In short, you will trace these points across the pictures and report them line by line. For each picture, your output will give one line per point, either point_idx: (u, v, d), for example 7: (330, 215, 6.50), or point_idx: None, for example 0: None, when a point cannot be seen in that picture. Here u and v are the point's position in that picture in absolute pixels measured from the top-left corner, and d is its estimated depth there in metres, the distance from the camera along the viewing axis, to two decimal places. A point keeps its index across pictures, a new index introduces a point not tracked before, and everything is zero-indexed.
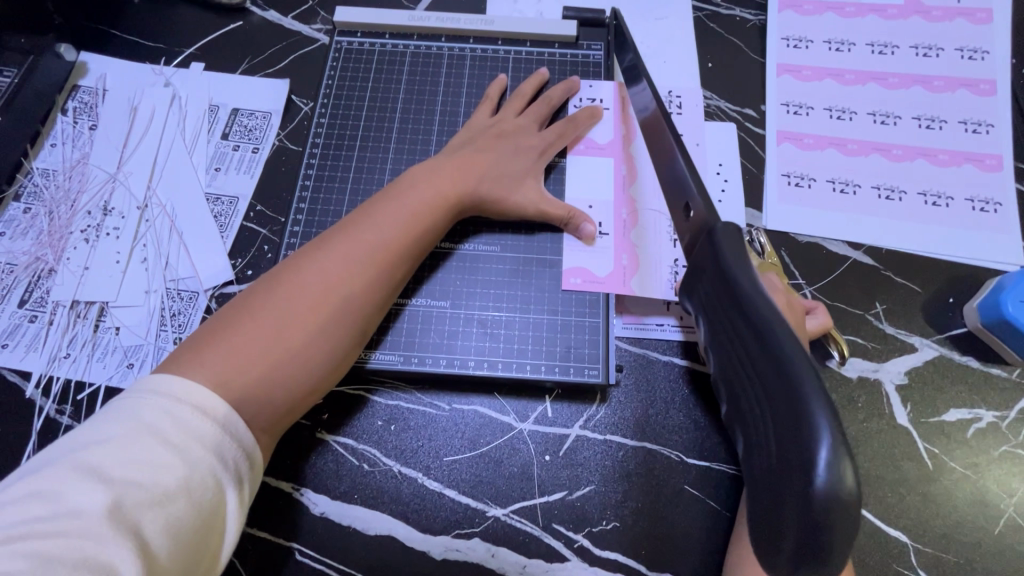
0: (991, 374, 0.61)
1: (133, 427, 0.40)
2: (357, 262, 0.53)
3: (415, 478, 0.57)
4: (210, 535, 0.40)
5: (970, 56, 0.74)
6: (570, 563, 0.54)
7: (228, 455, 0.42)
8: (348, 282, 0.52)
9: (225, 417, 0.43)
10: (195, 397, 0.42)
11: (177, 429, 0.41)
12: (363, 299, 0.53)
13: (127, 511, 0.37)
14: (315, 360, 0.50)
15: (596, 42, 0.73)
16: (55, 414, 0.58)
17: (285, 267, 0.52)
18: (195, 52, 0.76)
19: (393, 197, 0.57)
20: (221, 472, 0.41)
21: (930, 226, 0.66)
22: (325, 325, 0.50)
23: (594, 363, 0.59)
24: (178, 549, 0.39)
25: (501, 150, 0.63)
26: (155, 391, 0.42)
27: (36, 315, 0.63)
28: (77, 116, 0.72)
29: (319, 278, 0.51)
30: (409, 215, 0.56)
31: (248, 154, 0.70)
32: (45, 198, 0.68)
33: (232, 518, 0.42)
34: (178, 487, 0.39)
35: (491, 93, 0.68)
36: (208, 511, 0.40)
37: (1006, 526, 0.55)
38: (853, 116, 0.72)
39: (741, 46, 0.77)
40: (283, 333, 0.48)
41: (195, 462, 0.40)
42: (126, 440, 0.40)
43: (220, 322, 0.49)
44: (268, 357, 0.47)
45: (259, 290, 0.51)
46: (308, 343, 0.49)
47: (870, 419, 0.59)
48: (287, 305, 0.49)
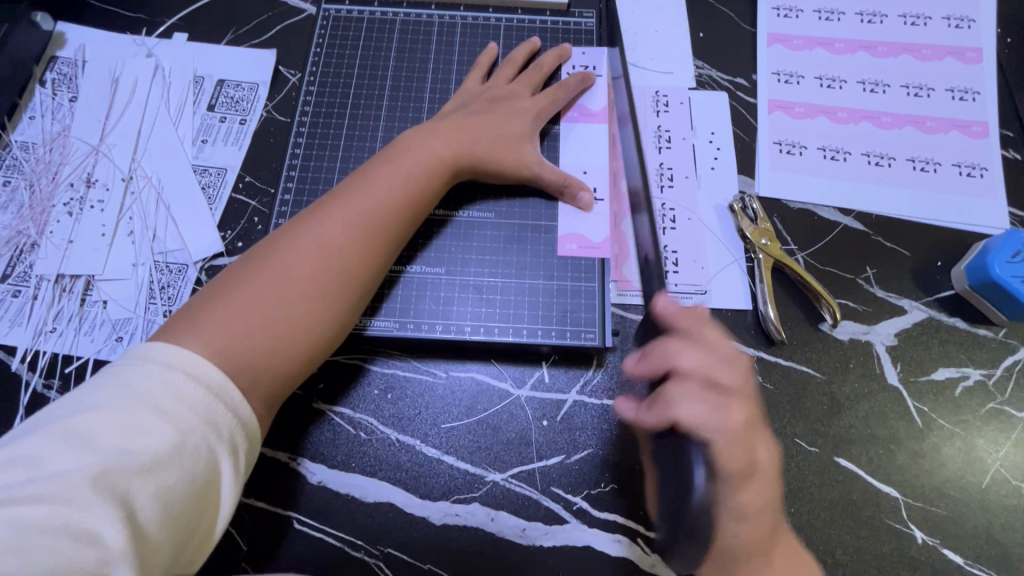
0: (978, 334, 0.62)
1: (124, 394, 0.39)
2: (353, 229, 0.52)
3: (412, 446, 0.56)
4: (201, 503, 0.40)
5: (957, 25, 0.75)
6: (569, 525, 0.54)
7: (220, 423, 0.41)
8: (346, 249, 0.51)
9: (218, 385, 0.42)
10: (187, 364, 0.42)
11: (169, 396, 0.40)
12: (361, 266, 0.52)
13: (114, 478, 0.37)
14: (316, 327, 0.49)
15: (588, 10, 0.72)
16: (42, 388, 0.57)
17: (279, 235, 0.52)
18: (178, 23, 0.75)
19: (387, 163, 0.56)
20: (214, 440, 0.40)
21: (918, 192, 0.67)
22: (323, 292, 0.50)
23: (590, 327, 0.59)
24: (168, 516, 0.38)
25: (494, 115, 0.62)
26: (146, 357, 0.41)
27: (20, 290, 0.61)
28: (56, 87, 0.70)
29: (315, 245, 0.50)
30: (404, 182, 0.55)
31: (235, 126, 0.69)
32: (25, 171, 0.67)
33: (225, 487, 0.41)
34: (167, 455, 0.38)
35: (482, 62, 0.67)
36: (200, 479, 0.39)
37: (993, 480, 0.57)
38: (842, 84, 0.72)
39: (732, 15, 0.77)
40: (281, 300, 0.48)
41: (186, 429, 0.39)
42: (114, 407, 0.39)
43: (215, 290, 0.48)
44: (267, 323, 0.47)
45: (254, 258, 0.50)
46: (307, 310, 0.49)
47: (861, 380, 0.60)
48: (284, 272, 0.49)
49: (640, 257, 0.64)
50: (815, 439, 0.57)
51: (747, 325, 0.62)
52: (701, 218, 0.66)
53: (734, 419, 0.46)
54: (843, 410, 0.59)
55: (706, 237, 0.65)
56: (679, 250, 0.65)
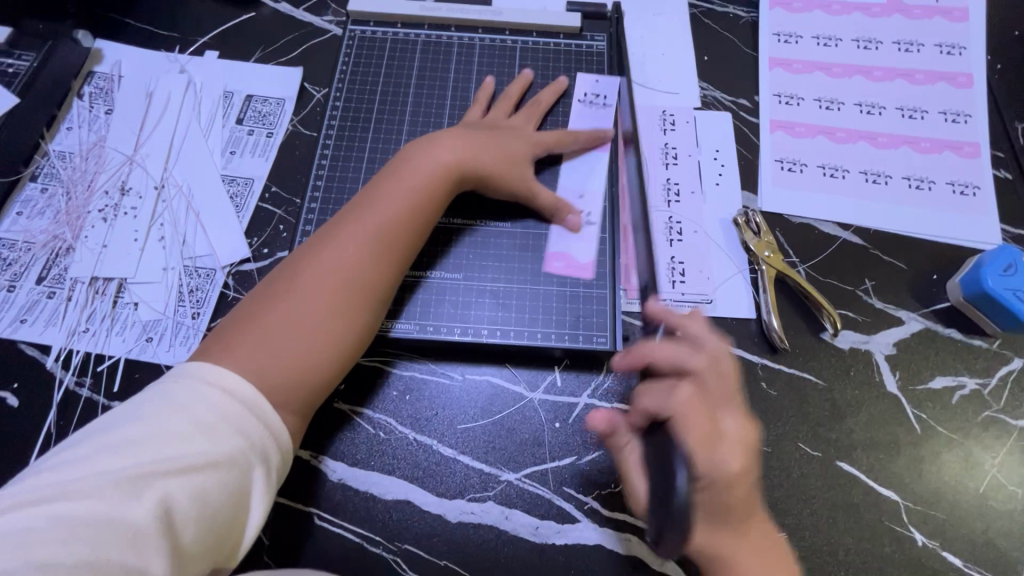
0: (973, 345, 0.64)
1: (168, 406, 0.42)
2: (365, 246, 0.54)
3: (429, 445, 0.59)
4: (233, 507, 0.42)
5: (949, 52, 0.79)
6: (581, 524, 0.56)
7: (256, 437, 0.44)
8: (360, 269, 0.53)
9: (249, 397, 0.44)
10: (224, 381, 0.44)
11: (207, 410, 0.42)
12: (378, 282, 0.54)
13: (152, 480, 0.39)
14: (338, 343, 0.51)
15: (599, 34, 0.76)
16: (75, 385, 0.60)
17: (293, 261, 0.54)
18: (210, 41, 0.79)
19: (391, 183, 0.58)
20: (245, 448, 0.43)
21: (914, 208, 0.70)
22: (341, 309, 0.52)
23: (601, 331, 0.61)
24: (201, 517, 0.41)
25: (496, 137, 0.65)
26: (190, 373, 0.44)
27: (55, 291, 0.64)
28: (93, 100, 0.74)
29: (330, 268, 0.53)
30: (408, 198, 0.57)
31: (263, 139, 0.73)
32: (62, 179, 0.70)
33: (256, 497, 0.43)
34: (202, 461, 0.41)
35: (480, 96, 0.71)
36: (233, 490, 0.42)
37: (990, 485, 0.59)
38: (840, 106, 0.76)
39: (735, 40, 0.81)
40: (303, 321, 0.50)
41: (219, 438, 0.42)
42: (158, 419, 0.42)
43: (237, 319, 0.50)
44: (292, 344, 0.49)
45: (271, 287, 0.52)
46: (329, 327, 0.51)
47: (862, 388, 0.62)
48: (304, 296, 0.51)
49: None
50: (818, 444, 0.60)
51: (751, 333, 0.64)
52: (706, 231, 0.69)
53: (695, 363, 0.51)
54: (844, 416, 0.61)
55: (711, 249, 0.68)
56: (685, 259, 0.68)
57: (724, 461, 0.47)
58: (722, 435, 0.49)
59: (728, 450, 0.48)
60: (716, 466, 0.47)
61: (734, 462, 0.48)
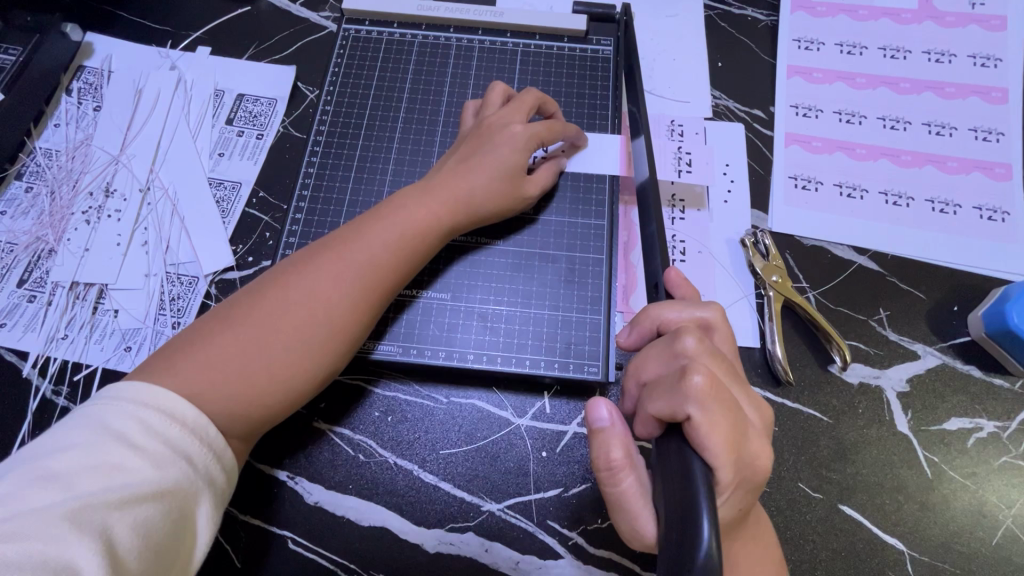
0: (993, 384, 0.60)
1: (97, 431, 0.40)
2: (345, 284, 0.51)
3: (410, 470, 0.56)
4: (179, 536, 0.41)
5: (982, 64, 0.73)
6: (563, 560, 0.54)
7: (197, 458, 0.42)
8: (334, 303, 0.50)
9: (194, 422, 0.43)
10: (164, 402, 0.42)
11: (143, 433, 0.41)
12: (349, 320, 0.51)
13: (91, 512, 0.37)
14: (292, 380, 0.48)
15: (606, 37, 0.72)
16: (52, 394, 0.58)
17: (272, 279, 0.51)
18: (202, 37, 0.76)
19: (383, 216, 0.55)
20: (191, 474, 0.42)
21: (936, 233, 0.66)
22: (305, 345, 0.49)
23: (594, 360, 0.58)
24: (147, 549, 0.38)
25: (488, 151, 0.58)
26: (120, 397, 0.42)
27: (35, 295, 0.62)
28: (81, 96, 0.72)
29: (302, 298, 0.50)
30: (388, 232, 0.54)
31: (252, 140, 0.70)
32: (47, 178, 0.68)
33: (202, 519, 0.42)
34: (146, 490, 0.39)
35: (525, 99, 0.62)
36: (178, 512, 0.40)
37: (1005, 537, 0.55)
38: (862, 119, 0.71)
39: (752, 46, 0.76)
40: (263, 350, 0.48)
41: (162, 464, 0.40)
42: (89, 444, 0.39)
43: (196, 332, 0.48)
44: (243, 373, 0.47)
45: (239, 303, 0.50)
46: (286, 363, 0.48)
47: (870, 426, 0.58)
48: (268, 323, 0.48)
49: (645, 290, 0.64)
50: (819, 485, 0.56)
51: (754, 363, 0.61)
52: (711, 251, 0.66)
53: (697, 390, 0.40)
54: (849, 455, 0.57)
55: (715, 271, 0.65)
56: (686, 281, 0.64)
57: (745, 457, 0.42)
58: (742, 421, 0.42)
59: (751, 441, 0.42)
60: (740, 466, 0.41)
61: (753, 452, 0.42)
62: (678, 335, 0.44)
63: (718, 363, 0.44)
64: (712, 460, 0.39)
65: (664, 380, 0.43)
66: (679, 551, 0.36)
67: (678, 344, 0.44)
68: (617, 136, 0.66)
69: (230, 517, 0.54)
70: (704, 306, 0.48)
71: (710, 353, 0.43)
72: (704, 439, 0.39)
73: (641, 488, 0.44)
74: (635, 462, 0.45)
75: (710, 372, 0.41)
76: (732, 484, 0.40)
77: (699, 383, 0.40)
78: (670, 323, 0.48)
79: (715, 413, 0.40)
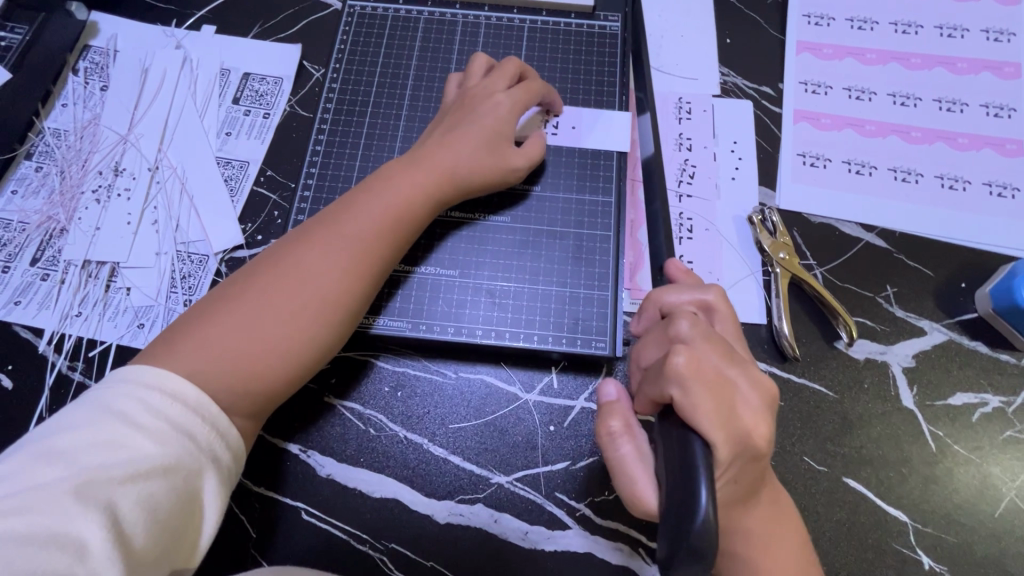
0: (999, 359, 0.60)
1: (101, 411, 0.41)
2: (338, 260, 0.51)
3: (420, 444, 0.57)
4: (186, 511, 0.41)
5: (996, 38, 0.72)
6: (572, 531, 0.55)
7: (199, 435, 0.43)
8: (328, 279, 0.51)
9: (195, 400, 0.44)
10: (165, 382, 0.43)
11: (145, 412, 0.42)
12: (343, 295, 0.51)
13: (96, 489, 0.38)
14: (292, 354, 0.49)
15: (614, 13, 0.72)
16: (67, 370, 0.59)
17: (263, 260, 0.52)
18: (207, 15, 0.76)
19: (369, 190, 0.55)
20: (194, 450, 0.42)
21: (945, 210, 0.66)
22: (301, 319, 0.49)
23: (601, 336, 0.58)
24: (153, 523, 0.39)
25: (471, 123, 0.58)
26: (124, 377, 0.43)
27: (48, 274, 0.63)
28: (88, 76, 0.72)
29: (294, 276, 0.50)
30: (377, 208, 0.54)
31: (259, 120, 0.70)
32: (57, 158, 0.68)
33: (208, 494, 0.43)
34: (149, 466, 0.40)
35: (506, 69, 0.62)
36: (183, 487, 0.41)
37: (1008, 509, 0.56)
38: (872, 96, 0.70)
39: (762, 22, 0.75)
40: (260, 326, 0.48)
41: (165, 441, 0.41)
42: (93, 423, 0.40)
43: (192, 316, 0.49)
44: (244, 350, 0.47)
45: (231, 286, 0.50)
46: (285, 338, 0.49)
47: (875, 401, 0.59)
48: (263, 302, 0.49)
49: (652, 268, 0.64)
50: (824, 458, 0.57)
51: (760, 339, 0.61)
52: (719, 229, 0.66)
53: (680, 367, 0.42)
54: (854, 430, 0.58)
55: (722, 248, 0.65)
56: (694, 259, 0.64)
57: (741, 431, 0.42)
58: (734, 398, 0.43)
59: (744, 417, 0.43)
60: (735, 442, 0.41)
61: (751, 427, 0.43)
62: (673, 320, 0.46)
63: (720, 348, 0.44)
64: (707, 436, 0.40)
65: (655, 365, 0.45)
66: (681, 516, 0.37)
67: (672, 328, 0.45)
68: (625, 113, 0.66)
69: (245, 488, 0.56)
70: (705, 288, 0.50)
71: (704, 335, 0.44)
72: (692, 417, 0.40)
73: (639, 458, 0.45)
74: (635, 432, 0.47)
75: (695, 355, 0.42)
76: (727, 462, 0.41)
77: (681, 363, 0.42)
78: (670, 306, 0.50)
79: (697, 394, 0.41)
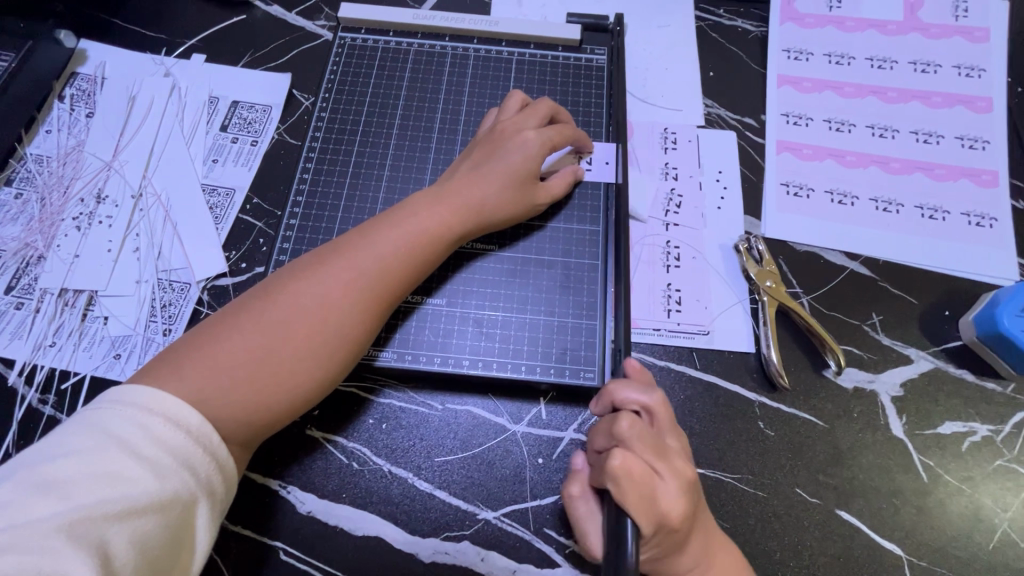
0: (985, 388, 0.60)
1: (100, 438, 0.39)
2: (355, 291, 0.51)
3: (404, 479, 0.56)
4: (177, 548, 0.40)
5: (967, 74, 0.75)
6: (561, 569, 0.53)
7: (199, 467, 0.41)
8: (343, 310, 0.50)
9: (198, 430, 0.42)
10: (168, 409, 0.42)
11: (145, 441, 0.40)
12: (356, 327, 0.50)
13: (90, 524, 0.37)
14: (296, 385, 0.48)
15: (600, 47, 0.73)
16: (37, 403, 0.57)
17: (278, 283, 0.51)
18: (197, 44, 0.76)
19: (393, 222, 0.54)
20: (192, 484, 0.41)
21: (926, 238, 0.67)
22: (311, 351, 0.48)
23: (590, 365, 0.57)
24: (144, 561, 0.38)
25: (498, 157, 0.59)
26: (125, 401, 0.41)
27: (23, 302, 0.62)
28: (74, 103, 0.72)
29: (309, 304, 0.49)
30: (398, 239, 0.53)
31: (246, 147, 0.70)
32: (38, 184, 0.67)
33: (201, 530, 0.41)
34: (146, 502, 0.38)
35: (538, 107, 0.62)
36: (177, 523, 0.40)
37: (1001, 541, 0.55)
38: (852, 128, 0.72)
39: (742, 56, 0.78)
40: (271, 354, 0.47)
41: (164, 475, 0.39)
42: (91, 451, 0.39)
43: (199, 336, 0.48)
44: (250, 377, 0.46)
45: (243, 307, 0.49)
46: (292, 367, 0.47)
47: (865, 431, 0.58)
48: (276, 328, 0.48)
49: (641, 297, 0.64)
50: (817, 490, 0.56)
51: (749, 368, 0.61)
52: (706, 257, 0.66)
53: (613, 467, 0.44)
54: (845, 460, 0.57)
55: (710, 276, 0.65)
56: (682, 287, 0.64)
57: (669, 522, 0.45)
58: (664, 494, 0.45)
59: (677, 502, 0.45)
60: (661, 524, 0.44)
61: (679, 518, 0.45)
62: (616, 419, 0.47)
63: (657, 444, 0.46)
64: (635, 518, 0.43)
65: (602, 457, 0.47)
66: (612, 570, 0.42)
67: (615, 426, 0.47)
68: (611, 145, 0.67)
69: (220, 527, 0.53)
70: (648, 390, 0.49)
71: (640, 435, 0.46)
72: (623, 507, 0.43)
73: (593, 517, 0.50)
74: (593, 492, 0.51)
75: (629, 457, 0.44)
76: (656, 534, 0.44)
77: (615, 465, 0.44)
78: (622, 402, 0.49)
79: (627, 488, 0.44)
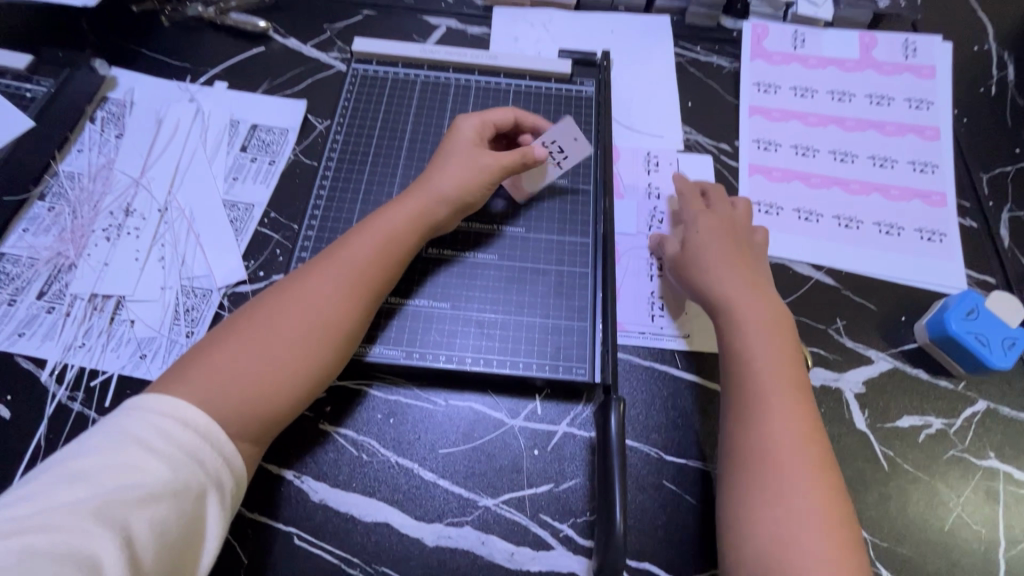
0: (939, 385, 0.67)
1: (120, 437, 0.44)
2: (336, 283, 0.56)
3: (410, 469, 0.60)
4: (190, 535, 0.44)
5: (917, 106, 0.84)
6: (555, 551, 0.57)
7: (207, 462, 0.46)
8: (327, 301, 0.55)
9: (204, 428, 0.47)
10: (178, 411, 0.46)
11: (159, 438, 0.45)
12: (341, 314, 0.55)
13: (111, 511, 0.41)
14: (298, 371, 0.52)
15: (588, 80, 0.81)
16: (67, 400, 0.61)
17: (267, 294, 0.56)
18: (220, 73, 0.83)
19: (365, 226, 0.61)
20: (201, 476, 0.45)
21: (883, 251, 0.74)
22: (303, 340, 0.53)
23: (581, 363, 0.63)
24: (158, 547, 0.42)
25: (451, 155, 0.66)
26: (142, 406, 0.47)
27: (54, 307, 0.66)
28: (104, 124, 0.77)
29: (297, 303, 0.54)
30: (372, 236, 0.59)
31: (265, 166, 0.76)
32: (69, 198, 0.72)
33: (211, 519, 0.45)
34: (160, 490, 0.43)
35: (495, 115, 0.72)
36: (189, 512, 0.44)
37: (955, 524, 0.60)
38: (815, 153, 0.80)
39: (718, 89, 0.86)
40: (266, 348, 0.52)
41: (176, 466, 0.44)
42: (111, 448, 0.44)
43: (199, 349, 0.53)
44: (250, 371, 0.51)
45: (238, 319, 0.55)
46: (292, 356, 0.52)
47: (832, 424, 0.64)
48: (268, 326, 0.53)
49: (628, 303, 0.70)
50: None
51: None
52: None
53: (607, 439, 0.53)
54: None
55: None
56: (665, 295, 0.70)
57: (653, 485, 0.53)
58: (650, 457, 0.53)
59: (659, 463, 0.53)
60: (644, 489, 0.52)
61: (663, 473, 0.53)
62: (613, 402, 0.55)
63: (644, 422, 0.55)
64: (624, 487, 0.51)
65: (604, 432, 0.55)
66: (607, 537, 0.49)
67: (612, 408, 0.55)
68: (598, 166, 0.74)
69: (238, 515, 0.57)
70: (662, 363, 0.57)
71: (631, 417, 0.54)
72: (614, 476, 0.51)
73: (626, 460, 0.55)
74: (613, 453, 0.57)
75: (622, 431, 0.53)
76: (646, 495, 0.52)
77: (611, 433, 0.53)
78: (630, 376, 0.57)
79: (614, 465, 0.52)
